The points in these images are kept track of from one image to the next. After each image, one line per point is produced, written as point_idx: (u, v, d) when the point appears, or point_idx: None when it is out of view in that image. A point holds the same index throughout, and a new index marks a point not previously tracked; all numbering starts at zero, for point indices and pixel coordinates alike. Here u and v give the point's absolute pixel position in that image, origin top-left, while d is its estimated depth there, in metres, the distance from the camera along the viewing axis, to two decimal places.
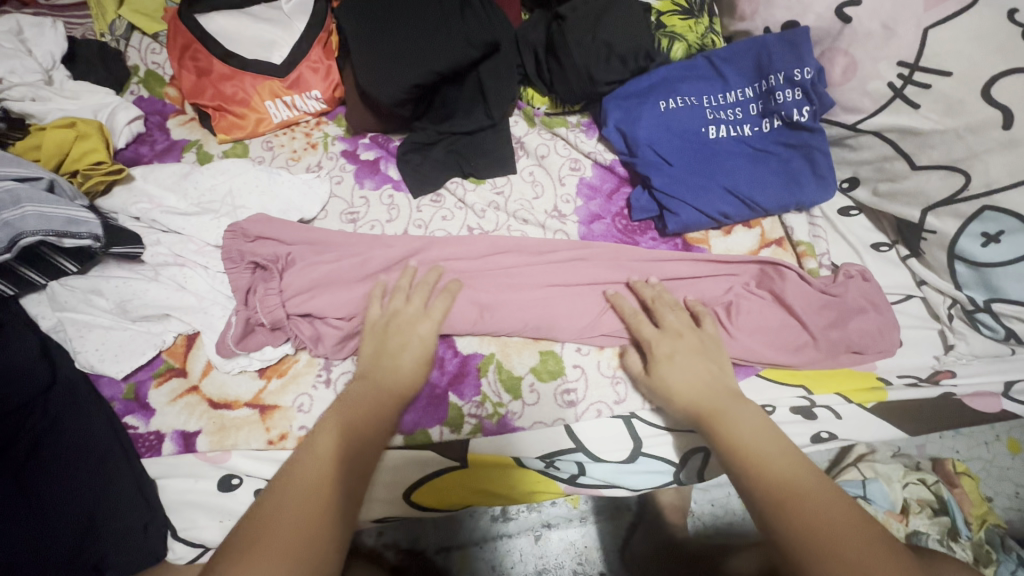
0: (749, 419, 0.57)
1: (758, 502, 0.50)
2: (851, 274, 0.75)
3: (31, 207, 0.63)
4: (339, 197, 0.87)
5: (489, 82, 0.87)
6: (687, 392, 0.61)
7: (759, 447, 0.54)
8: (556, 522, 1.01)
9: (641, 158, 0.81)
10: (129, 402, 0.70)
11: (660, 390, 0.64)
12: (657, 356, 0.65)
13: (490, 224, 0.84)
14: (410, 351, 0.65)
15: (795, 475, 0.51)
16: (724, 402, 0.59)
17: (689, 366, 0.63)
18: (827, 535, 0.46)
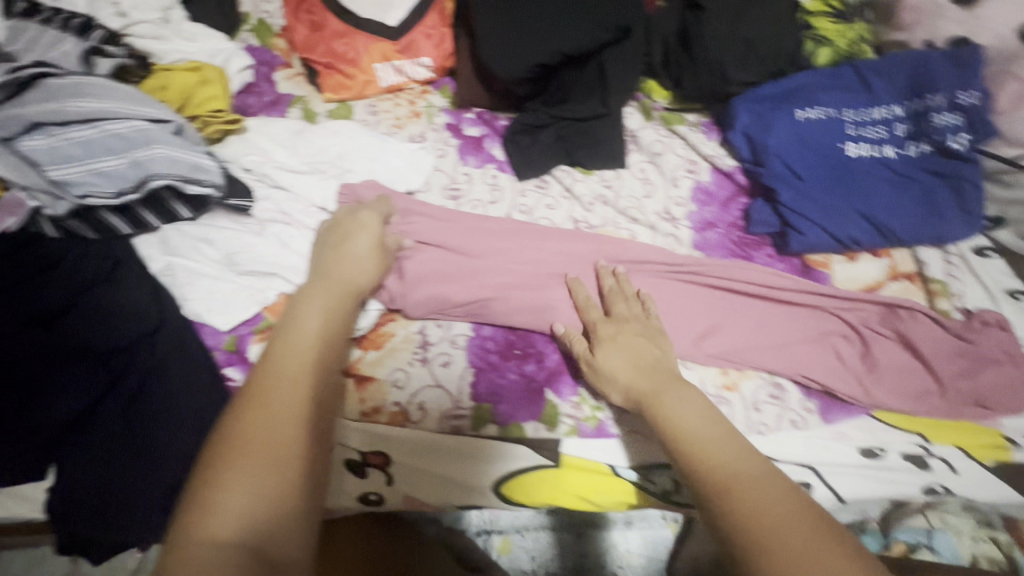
0: (684, 405, 0.53)
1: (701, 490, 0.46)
2: (988, 320, 0.69)
3: (161, 149, 0.63)
4: (442, 171, 0.86)
5: (613, 69, 0.82)
6: (621, 381, 0.59)
7: (700, 436, 0.50)
8: (601, 523, 1.01)
9: (767, 169, 0.77)
10: (230, 355, 0.70)
11: (597, 375, 0.62)
12: (599, 338, 0.64)
13: (597, 219, 0.80)
14: (359, 253, 0.67)
15: (748, 473, 0.46)
16: (660, 386, 0.56)
17: (627, 350, 0.61)
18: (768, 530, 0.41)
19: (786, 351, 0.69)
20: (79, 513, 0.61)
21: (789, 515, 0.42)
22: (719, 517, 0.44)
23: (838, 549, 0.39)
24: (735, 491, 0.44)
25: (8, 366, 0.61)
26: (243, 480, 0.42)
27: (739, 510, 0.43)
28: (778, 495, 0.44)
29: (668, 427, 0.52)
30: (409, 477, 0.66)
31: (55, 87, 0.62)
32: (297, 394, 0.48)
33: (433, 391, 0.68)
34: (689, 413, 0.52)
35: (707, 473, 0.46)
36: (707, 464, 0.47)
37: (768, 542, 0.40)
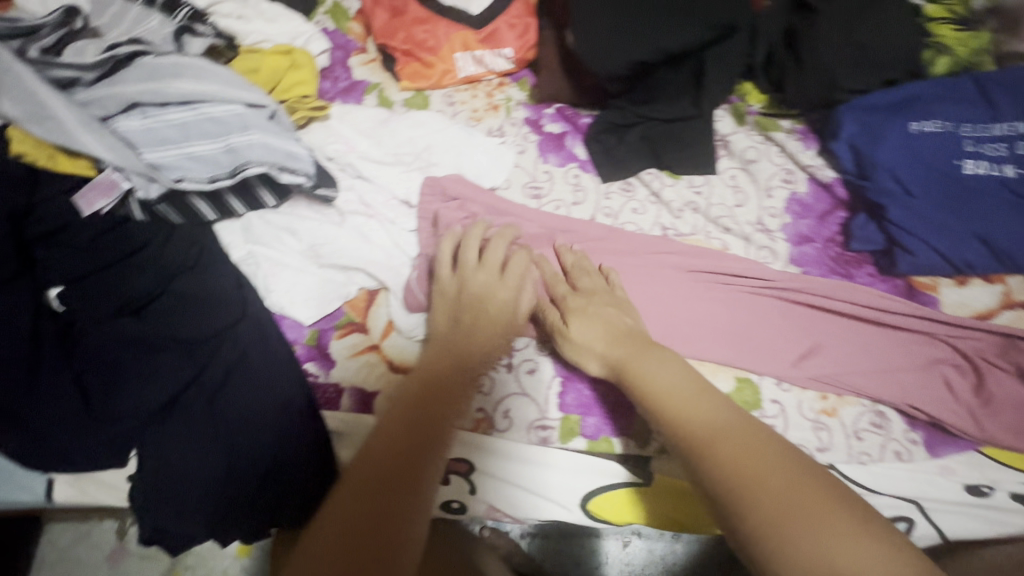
0: (663, 371, 0.53)
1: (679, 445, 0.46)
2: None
3: (258, 135, 0.61)
4: (522, 168, 0.82)
5: (712, 68, 0.78)
6: (594, 350, 0.59)
7: (676, 397, 0.50)
8: (646, 532, 0.98)
9: (874, 182, 0.73)
10: (310, 349, 0.68)
11: (570, 348, 0.62)
12: (568, 309, 0.63)
13: (687, 227, 0.77)
14: (494, 317, 0.62)
15: (723, 422, 0.46)
16: (634, 353, 0.56)
17: (598, 320, 0.61)
18: (751, 474, 0.42)
19: (892, 377, 0.66)
20: (164, 506, 0.59)
21: (771, 461, 0.42)
22: (700, 472, 0.44)
23: (820, 492, 0.40)
24: (714, 442, 0.44)
25: (95, 351, 0.59)
26: (331, 539, 0.39)
27: (718, 462, 0.43)
28: (758, 444, 0.44)
29: (647, 392, 0.52)
30: (491, 487, 0.64)
31: (154, 66, 0.62)
32: (407, 444, 0.47)
33: (519, 399, 0.65)
34: (666, 376, 0.53)
35: (684, 431, 0.47)
36: (684, 422, 0.47)
37: (751, 490, 0.41)
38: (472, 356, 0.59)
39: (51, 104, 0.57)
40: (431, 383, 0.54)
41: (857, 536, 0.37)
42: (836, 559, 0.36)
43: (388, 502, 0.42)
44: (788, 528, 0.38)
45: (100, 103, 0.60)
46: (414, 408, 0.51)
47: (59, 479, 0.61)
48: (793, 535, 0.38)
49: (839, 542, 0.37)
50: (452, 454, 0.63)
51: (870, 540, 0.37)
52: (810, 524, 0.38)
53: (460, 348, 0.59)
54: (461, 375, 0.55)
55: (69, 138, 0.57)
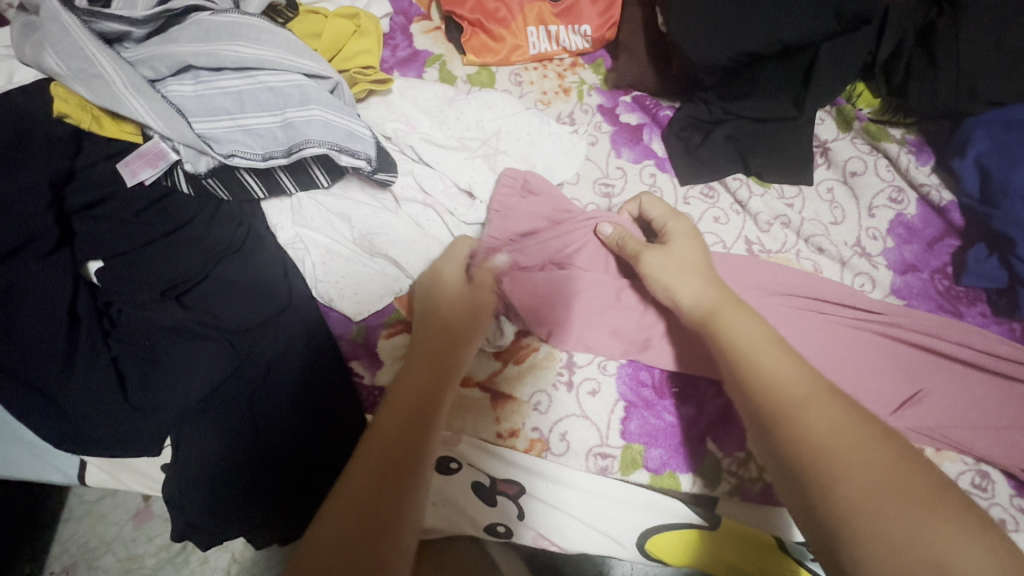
0: (748, 325, 0.48)
1: (757, 411, 0.42)
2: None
3: (318, 111, 0.55)
4: (593, 161, 0.75)
5: (829, 62, 0.69)
6: (700, 268, 0.54)
7: (762, 354, 0.45)
8: None
9: (1004, 211, 0.63)
10: (356, 345, 0.63)
11: (664, 266, 0.55)
12: (670, 232, 0.59)
13: (775, 243, 0.69)
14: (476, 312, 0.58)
15: (807, 391, 0.42)
16: (725, 301, 0.51)
17: (694, 249, 0.57)
18: (835, 453, 0.37)
19: (1004, 436, 0.58)
20: (200, 504, 0.55)
21: (867, 441, 0.38)
22: (778, 436, 0.40)
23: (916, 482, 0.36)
24: (797, 411, 0.40)
25: (133, 334, 0.55)
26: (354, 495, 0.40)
27: (804, 426, 0.39)
28: (854, 420, 0.39)
29: (727, 345, 0.47)
30: (544, 512, 0.59)
31: (210, 24, 0.55)
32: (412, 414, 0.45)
33: (578, 421, 0.60)
34: (752, 335, 0.47)
35: (767, 389, 0.42)
36: (772, 381, 0.42)
37: (837, 465, 0.37)
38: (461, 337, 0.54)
39: (100, 62, 0.52)
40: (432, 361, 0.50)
41: (962, 532, 0.33)
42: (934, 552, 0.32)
43: (398, 480, 0.41)
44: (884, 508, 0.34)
45: (149, 64, 0.54)
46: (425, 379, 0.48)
47: (92, 462, 0.59)
48: (887, 517, 0.34)
49: (940, 535, 0.33)
50: (501, 473, 0.59)
51: (974, 539, 0.33)
52: (902, 511, 0.34)
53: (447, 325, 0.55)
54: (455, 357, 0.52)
55: (117, 101, 0.52)
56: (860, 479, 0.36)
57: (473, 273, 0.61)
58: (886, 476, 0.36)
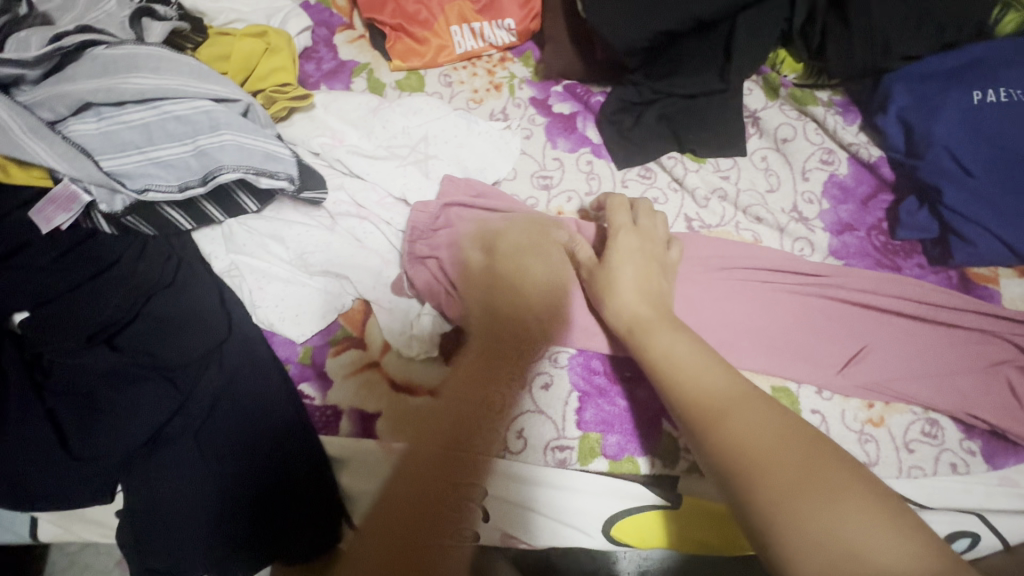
0: (673, 336, 0.48)
1: (687, 426, 0.42)
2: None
3: (230, 135, 0.55)
4: (529, 155, 0.75)
5: (745, 35, 0.69)
6: (631, 288, 0.54)
7: (690, 365, 0.45)
8: None
9: (929, 162, 0.64)
10: (305, 368, 0.62)
11: (603, 277, 0.56)
12: (614, 249, 0.57)
13: (714, 217, 0.70)
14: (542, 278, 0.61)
15: (726, 396, 0.42)
16: (657, 316, 0.51)
17: (635, 265, 0.56)
18: (756, 458, 0.37)
19: (948, 382, 0.59)
20: (155, 550, 0.54)
21: (787, 443, 0.38)
22: (709, 444, 0.40)
23: (831, 475, 0.36)
24: (720, 419, 0.40)
25: (66, 384, 0.54)
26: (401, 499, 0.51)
27: (728, 437, 0.39)
28: (780, 420, 0.40)
29: (656, 361, 0.47)
30: (504, 511, 0.58)
31: (108, 58, 0.54)
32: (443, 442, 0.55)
33: (532, 417, 0.60)
34: (679, 347, 0.47)
35: (694, 400, 0.42)
36: (702, 390, 0.43)
37: (760, 471, 0.37)
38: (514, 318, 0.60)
39: None
40: (470, 375, 0.59)
41: (882, 524, 0.33)
42: (855, 544, 0.33)
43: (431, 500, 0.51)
44: (802, 509, 0.34)
45: (47, 105, 0.53)
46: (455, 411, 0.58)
47: (42, 518, 0.57)
48: (808, 518, 0.34)
49: (855, 531, 0.33)
50: None
51: (886, 524, 0.33)
52: (820, 509, 0.34)
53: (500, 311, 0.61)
54: (492, 362, 0.60)
55: (14, 147, 0.51)
56: (782, 483, 0.36)
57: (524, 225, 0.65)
58: (802, 475, 0.36)
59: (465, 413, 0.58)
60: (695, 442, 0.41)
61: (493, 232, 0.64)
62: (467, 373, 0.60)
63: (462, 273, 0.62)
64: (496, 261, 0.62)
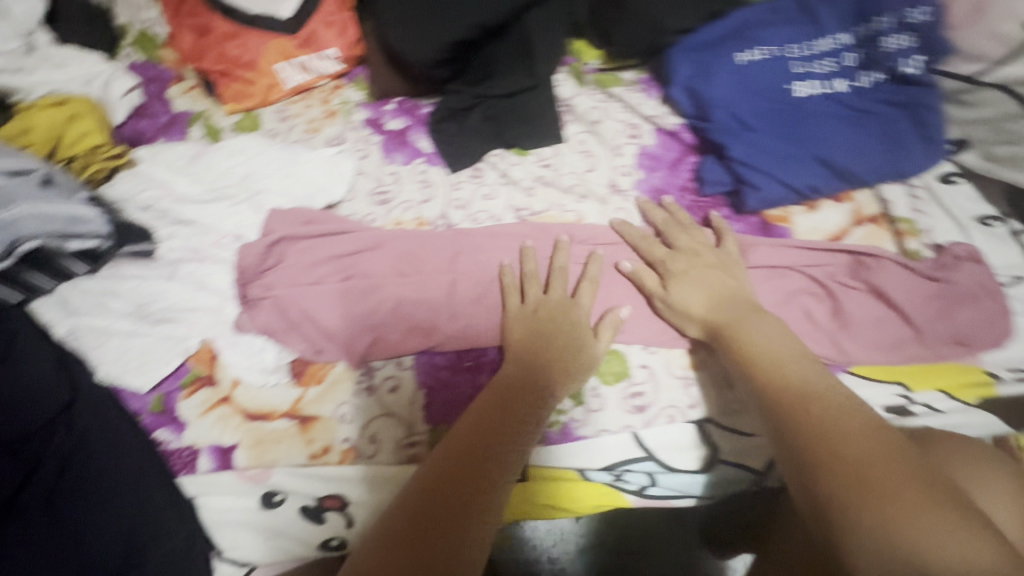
0: (764, 334, 0.55)
1: (773, 405, 0.48)
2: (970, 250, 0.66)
3: (26, 206, 0.60)
4: (367, 174, 0.79)
5: (538, 33, 0.75)
6: (695, 307, 0.61)
7: (782, 360, 0.52)
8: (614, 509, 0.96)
9: (715, 123, 0.70)
10: (158, 416, 0.63)
11: (681, 297, 0.62)
12: (672, 272, 0.64)
13: (540, 203, 0.74)
14: (559, 325, 0.62)
15: (819, 392, 0.47)
16: (736, 318, 0.58)
17: (700, 281, 0.62)
18: (834, 440, 0.42)
19: None
20: None
21: (872, 440, 0.42)
22: (790, 425, 0.46)
23: (907, 478, 0.39)
24: (806, 408, 0.46)
25: None
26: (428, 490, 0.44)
27: (809, 422, 0.45)
28: (872, 423, 0.43)
29: (749, 353, 0.54)
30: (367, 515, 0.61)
31: None
32: (495, 430, 0.50)
33: (384, 420, 0.63)
34: (766, 343, 0.54)
35: (776, 387, 0.49)
36: (790, 379, 0.49)
37: (837, 454, 0.41)
38: (535, 364, 0.58)
39: None
40: (506, 398, 0.54)
41: (954, 532, 0.35)
42: (918, 539, 0.36)
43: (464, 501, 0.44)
44: (863, 499, 0.38)
45: None
46: (499, 391, 0.55)
47: None
48: (873, 506, 0.38)
49: (927, 529, 0.36)
50: (321, 491, 0.61)
51: (957, 533, 0.36)
52: (891, 505, 0.37)
53: (539, 345, 0.60)
54: (528, 389, 0.55)
55: None
56: (853, 470, 0.40)
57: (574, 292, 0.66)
58: (881, 471, 0.39)
59: (501, 414, 0.52)
60: (774, 419, 0.47)
61: (323, 254, 0.66)
62: (504, 387, 0.55)
63: (518, 334, 0.62)
64: (541, 309, 0.63)
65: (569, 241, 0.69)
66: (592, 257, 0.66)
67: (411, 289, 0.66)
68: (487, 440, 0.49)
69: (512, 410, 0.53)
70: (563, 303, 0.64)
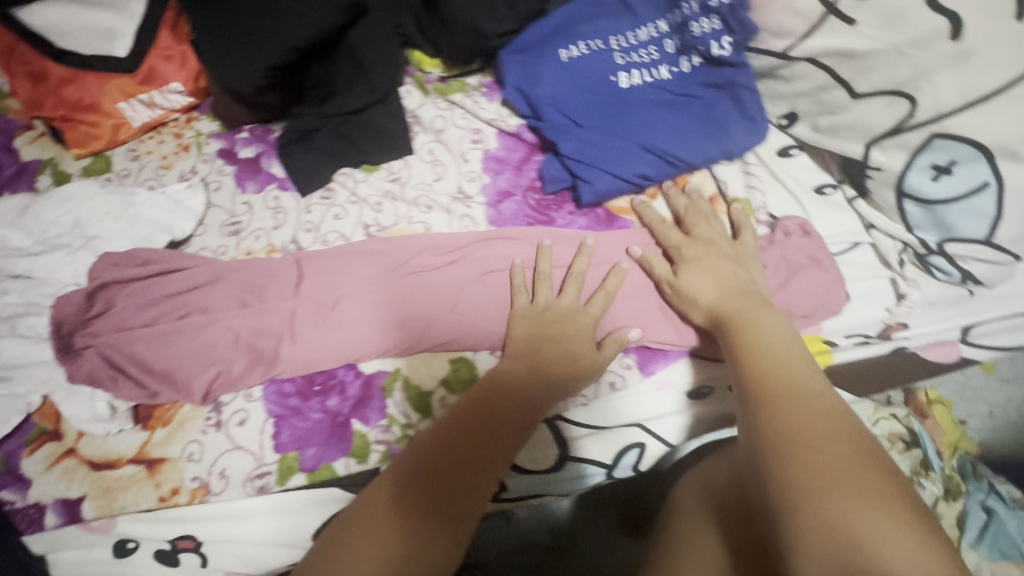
0: (769, 325, 0.54)
1: (752, 390, 0.48)
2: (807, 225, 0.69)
3: None
4: (218, 205, 0.77)
5: (364, 51, 0.74)
6: (705, 296, 0.60)
7: (772, 351, 0.51)
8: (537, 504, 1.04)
9: (547, 121, 0.70)
10: (1, 476, 0.62)
11: (697, 281, 0.61)
12: (685, 259, 0.63)
13: (389, 218, 0.74)
14: (561, 336, 0.61)
15: (813, 386, 0.47)
16: (748, 306, 0.56)
17: (715, 271, 0.61)
18: (802, 434, 0.42)
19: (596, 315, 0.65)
20: None
21: (834, 438, 0.41)
22: (756, 414, 0.46)
23: (867, 478, 0.39)
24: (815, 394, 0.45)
25: None
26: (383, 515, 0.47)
27: (780, 413, 0.44)
28: (839, 421, 0.43)
29: (745, 339, 0.53)
30: (224, 551, 0.61)
31: None
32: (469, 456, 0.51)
33: (233, 454, 0.63)
34: (767, 332, 0.53)
35: (759, 375, 0.48)
36: (772, 370, 0.48)
37: (800, 449, 0.41)
38: (550, 373, 0.58)
39: None
40: (479, 418, 0.53)
41: (904, 542, 0.35)
42: (868, 543, 0.35)
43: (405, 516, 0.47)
44: (814, 496, 0.38)
45: None
46: (480, 410, 0.54)
47: None
48: (825, 503, 0.38)
49: (876, 534, 0.36)
50: (173, 533, 0.61)
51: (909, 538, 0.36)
52: (847, 503, 0.38)
53: (540, 356, 0.59)
54: (518, 407, 0.55)
55: None
56: (819, 467, 0.40)
57: (562, 290, 0.65)
58: (851, 470, 0.39)
59: (489, 441, 0.52)
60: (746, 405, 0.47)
61: (163, 295, 0.66)
62: (480, 405, 0.54)
63: (519, 342, 0.61)
64: (548, 313, 0.63)
65: (548, 243, 0.67)
66: (620, 268, 0.65)
67: (380, 308, 0.67)
68: (457, 468, 0.50)
69: (476, 435, 0.52)
70: (603, 296, 0.64)
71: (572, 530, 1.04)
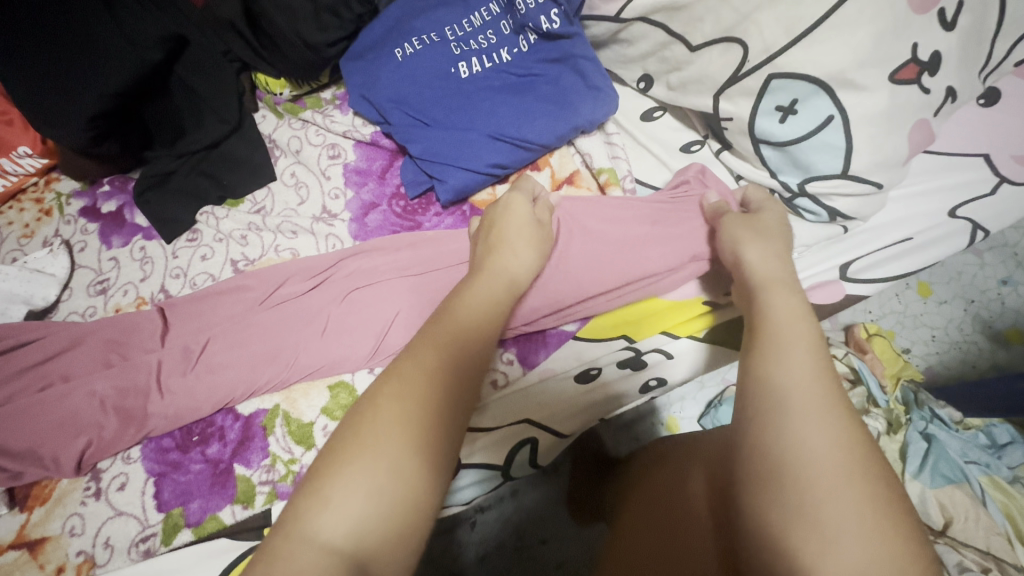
0: (793, 302, 0.45)
1: (786, 374, 0.40)
2: (688, 178, 0.67)
3: None
4: (84, 266, 0.74)
5: (196, 80, 0.75)
6: (769, 250, 0.51)
7: (800, 333, 0.42)
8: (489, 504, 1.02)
9: (394, 124, 0.69)
10: None
11: (765, 238, 0.53)
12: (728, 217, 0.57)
13: (256, 250, 0.72)
14: (520, 223, 0.57)
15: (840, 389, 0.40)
16: (781, 276, 0.48)
17: (766, 233, 0.53)
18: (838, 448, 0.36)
19: None
20: None
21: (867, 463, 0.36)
22: (782, 408, 0.38)
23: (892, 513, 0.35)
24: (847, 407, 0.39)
25: None
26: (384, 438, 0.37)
27: (811, 414, 0.38)
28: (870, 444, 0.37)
29: (772, 314, 0.44)
30: None
31: None
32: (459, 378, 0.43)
33: (116, 521, 0.60)
34: (786, 310, 0.44)
35: (787, 357, 0.41)
36: (808, 357, 0.41)
37: (827, 470, 0.36)
38: (509, 270, 0.53)
39: None
40: (468, 339, 0.45)
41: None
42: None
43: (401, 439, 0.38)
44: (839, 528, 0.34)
45: None
46: (468, 333, 0.45)
47: None
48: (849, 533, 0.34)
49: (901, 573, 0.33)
50: None
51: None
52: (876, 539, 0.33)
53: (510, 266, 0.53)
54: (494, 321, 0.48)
55: None
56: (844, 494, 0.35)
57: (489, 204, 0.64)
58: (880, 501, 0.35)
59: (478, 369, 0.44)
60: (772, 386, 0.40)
61: (24, 369, 0.64)
62: (470, 332, 0.46)
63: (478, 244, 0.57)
64: (490, 217, 0.59)
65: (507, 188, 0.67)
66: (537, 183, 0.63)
67: (247, 346, 0.64)
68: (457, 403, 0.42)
69: (467, 368, 0.43)
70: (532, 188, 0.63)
71: (537, 524, 1.02)
